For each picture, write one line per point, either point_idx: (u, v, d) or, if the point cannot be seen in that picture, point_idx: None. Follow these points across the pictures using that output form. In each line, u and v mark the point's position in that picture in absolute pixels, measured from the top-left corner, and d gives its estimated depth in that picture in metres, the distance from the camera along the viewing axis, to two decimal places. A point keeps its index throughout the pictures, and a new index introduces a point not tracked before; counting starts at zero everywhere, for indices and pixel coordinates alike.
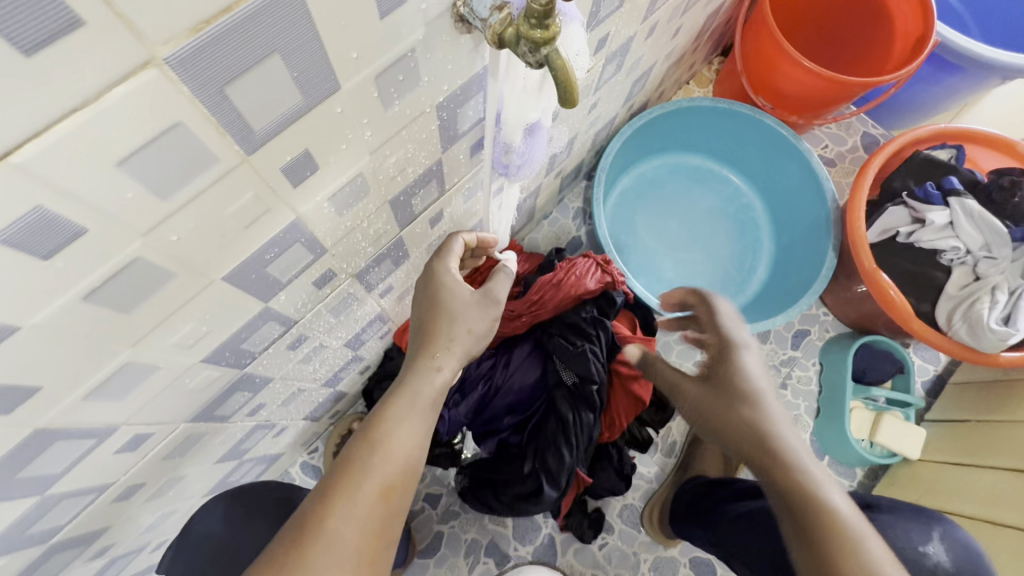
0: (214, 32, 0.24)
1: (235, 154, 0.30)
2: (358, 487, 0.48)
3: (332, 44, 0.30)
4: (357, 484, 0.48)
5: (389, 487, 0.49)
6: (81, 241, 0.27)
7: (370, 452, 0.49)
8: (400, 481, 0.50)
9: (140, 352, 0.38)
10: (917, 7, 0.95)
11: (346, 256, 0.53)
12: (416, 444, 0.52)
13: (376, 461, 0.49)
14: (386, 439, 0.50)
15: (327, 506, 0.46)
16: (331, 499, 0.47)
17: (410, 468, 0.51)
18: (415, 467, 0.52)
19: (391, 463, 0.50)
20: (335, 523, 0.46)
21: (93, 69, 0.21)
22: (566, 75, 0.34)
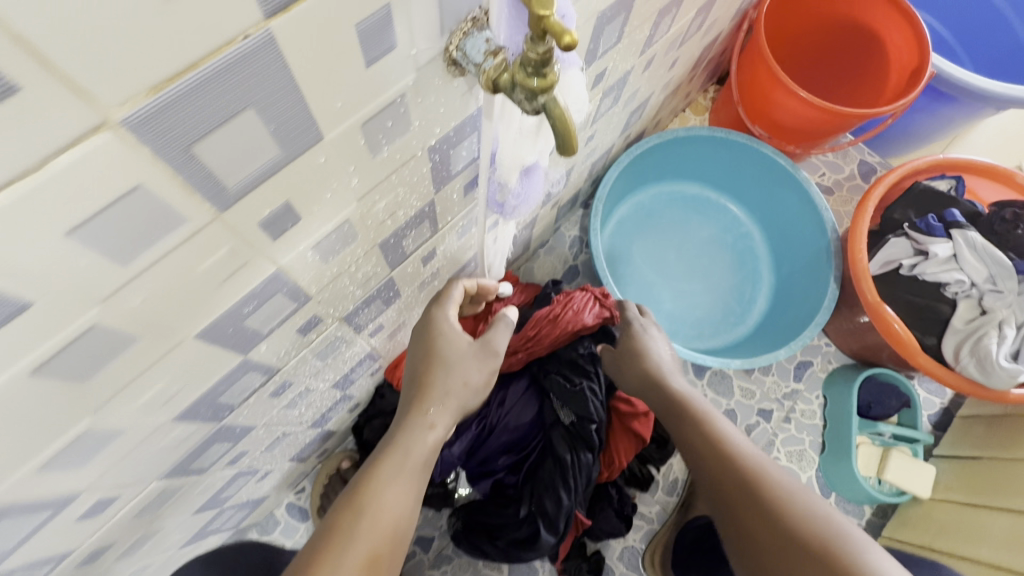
0: (178, 90, 0.22)
1: (206, 212, 0.28)
2: (342, 557, 0.44)
3: (314, 95, 0.28)
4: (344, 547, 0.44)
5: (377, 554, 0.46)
6: (26, 314, 0.24)
7: (355, 516, 0.46)
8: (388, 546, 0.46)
9: (103, 418, 0.35)
10: (912, 39, 0.95)
11: (333, 301, 0.50)
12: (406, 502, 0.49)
13: (364, 526, 0.46)
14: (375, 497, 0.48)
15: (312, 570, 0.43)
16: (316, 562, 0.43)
17: (399, 535, 0.48)
18: (403, 536, 0.48)
19: (380, 529, 0.46)
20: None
21: (32, 136, 0.19)
22: (565, 125, 0.32)
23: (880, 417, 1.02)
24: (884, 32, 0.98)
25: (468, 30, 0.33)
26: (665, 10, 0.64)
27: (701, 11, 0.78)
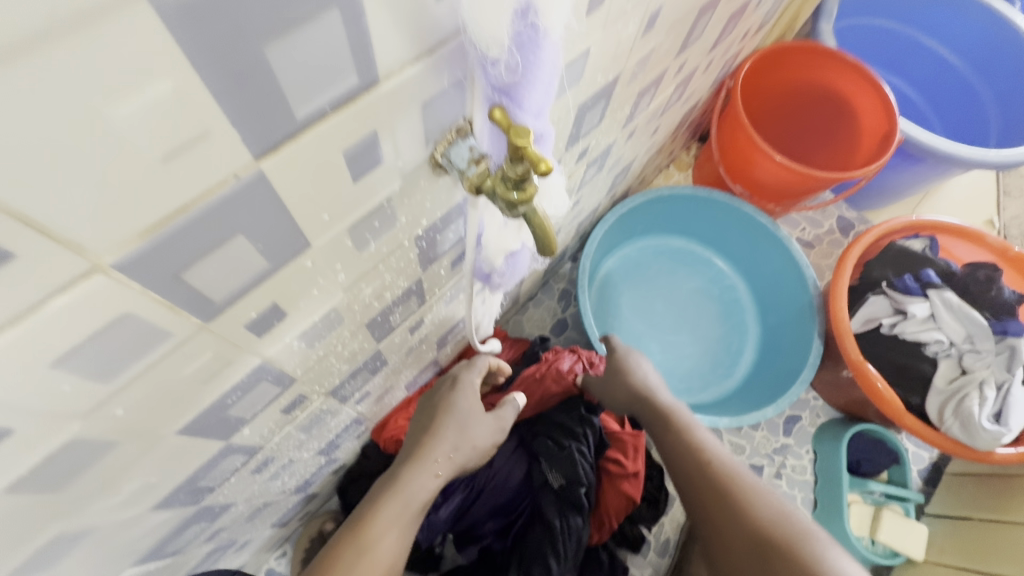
0: (169, 231, 0.23)
1: (192, 325, 0.29)
2: None
3: (302, 213, 0.29)
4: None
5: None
6: (7, 440, 0.24)
7: (355, 553, 0.50)
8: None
9: (78, 519, 0.34)
10: (881, 106, 1.00)
11: (317, 379, 0.50)
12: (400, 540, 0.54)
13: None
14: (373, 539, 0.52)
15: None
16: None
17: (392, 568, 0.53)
18: None
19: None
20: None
21: (23, 290, 0.19)
22: (543, 231, 0.35)
23: (871, 473, 1.01)
24: (855, 98, 1.04)
25: (452, 139, 0.35)
26: (644, 91, 0.68)
27: (680, 85, 0.82)
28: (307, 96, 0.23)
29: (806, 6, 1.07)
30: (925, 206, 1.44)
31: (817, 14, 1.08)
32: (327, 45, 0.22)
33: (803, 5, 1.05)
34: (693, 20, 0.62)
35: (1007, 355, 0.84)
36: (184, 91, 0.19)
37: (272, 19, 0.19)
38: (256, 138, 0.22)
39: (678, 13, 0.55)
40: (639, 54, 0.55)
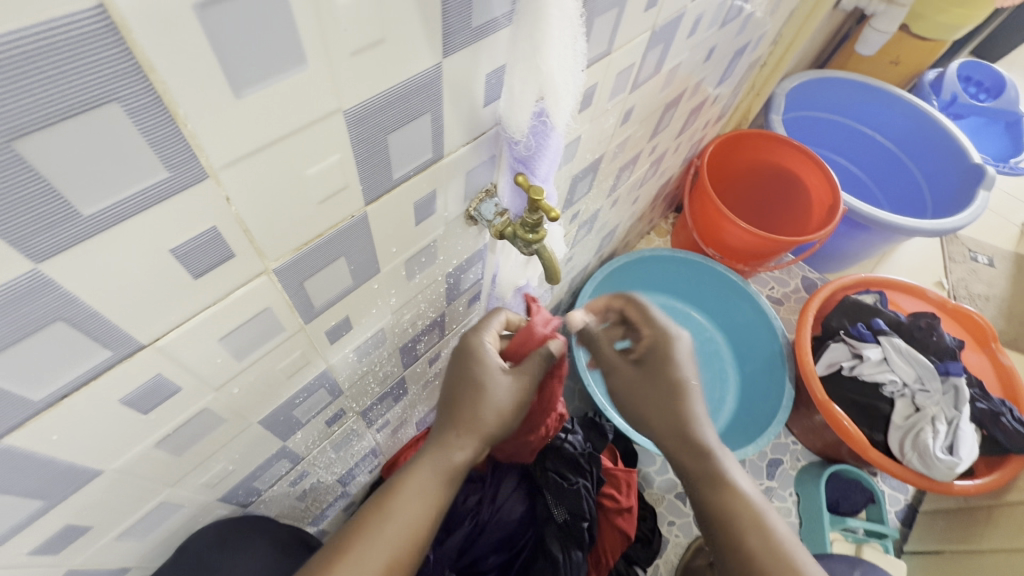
0: (307, 250, 0.34)
1: (296, 324, 0.39)
2: (369, 554, 0.44)
3: (381, 244, 0.40)
4: (362, 557, 0.44)
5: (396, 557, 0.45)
6: (174, 397, 0.33)
7: (378, 519, 0.46)
8: (407, 553, 0.46)
9: (175, 491, 0.42)
10: (826, 182, 1.17)
11: (356, 396, 0.59)
12: (432, 507, 0.48)
13: (386, 529, 0.46)
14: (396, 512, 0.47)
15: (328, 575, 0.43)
16: (333, 567, 0.44)
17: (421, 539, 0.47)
18: (425, 536, 0.48)
19: (402, 532, 0.46)
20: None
21: (229, 280, 0.30)
22: (552, 262, 0.46)
23: (849, 512, 1.07)
24: (805, 175, 1.21)
25: (482, 198, 0.47)
26: (624, 167, 0.83)
27: (654, 163, 0.98)
28: (402, 164, 0.35)
29: (757, 103, 1.28)
30: (881, 268, 1.60)
31: (766, 108, 1.29)
32: (418, 135, 0.34)
33: (752, 102, 1.26)
34: (660, 114, 0.78)
35: (952, 393, 0.97)
36: (343, 159, 0.30)
37: (395, 120, 0.32)
38: (369, 189, 0.34)
39: (647, 109, 0.70)
40: (618, 139, 0.70)
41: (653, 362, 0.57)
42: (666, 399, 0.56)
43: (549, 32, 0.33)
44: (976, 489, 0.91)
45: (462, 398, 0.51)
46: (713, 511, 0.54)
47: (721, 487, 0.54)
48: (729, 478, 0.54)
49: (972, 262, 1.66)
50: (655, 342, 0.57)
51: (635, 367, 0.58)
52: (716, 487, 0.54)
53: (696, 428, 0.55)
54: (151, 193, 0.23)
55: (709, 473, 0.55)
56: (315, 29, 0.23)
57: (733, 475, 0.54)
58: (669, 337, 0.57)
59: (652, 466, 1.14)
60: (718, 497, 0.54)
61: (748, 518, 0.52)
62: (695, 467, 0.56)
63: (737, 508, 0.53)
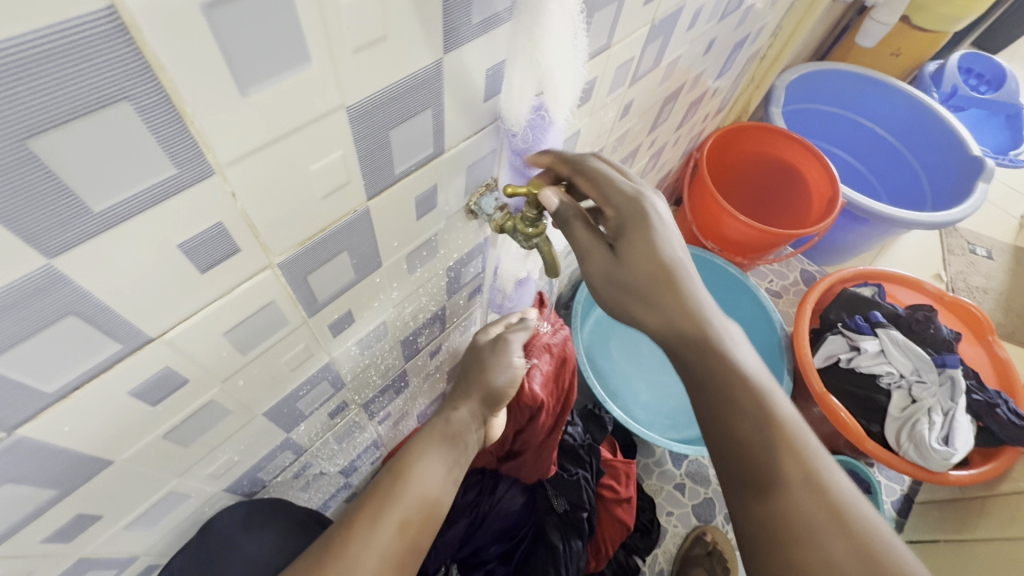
0: (310, 244, 0.34)
1: (300, 317, 0.39)
2: (382, 513, 0.44)
3: (382, 238, 0.41)
4: (379, 513, 0.43)
5: (410, 520, 0.45)
6: (181, 388, 0.34)
7: (392, 482, 0.47)
8: (420, 518, 0.46)
9: (182, 482, 0.43)
10: (825, 175, 1.17)
11: (358, 388, 0.60)
12: (442, 474, 0.50)
13: (398, 489, 0.46)
14: (410, 475, 0.47)
15: (345, 532, 0.42)
16: (350, 523, 0.43)
17: (433, 509, 0.47)
18: (436, 507, 0.48)
19: (414, 494, 0.46)
20: (356, 551, 0.41)
21: (236, 274, 0.31)
22: (552, 256, 0.47)
23: None
24: (804, 167, 1.21)
25: (483, 192, 0.48)
26: (623, 160, 0.83)
27: (654, 156, 0.98)
28: (404, 159, 0.36)
29: (757, 96, 1.28)
30: (880, 261, 1.60)
31: (766, 101, 1.29)
32: (419, 130, 0.35)
33: (752, 94, 1.26)
34: (659, 108, 0.78)
35: (949, 385, 0.98)
36: (346, 155, 0.31)
37: (397, 115, 0.32)
38: (371, 184, 0.35)
39: (646, 103, 0.71)
40: (617, 132, 0.70)
41: (625, 245, 0.42)
42: (659, 294, 0.41)
43: (548, 28, 0.34)
44: (971, 479, 0.92)
45: (465, 376, 0.61)
46: (765, 518, 0.38)
47: (783, 484, 0.38)
48: (783, 458, 0.38)
49: (971, 255, 1.66)
50: (622, 218, 0.42)
51: (610, 251, 0.42)
52: (769, 486, 0.38)
53: (741, 389, 0.40)
54: (159, 188, 0.23)
55: (753, 465, 0.39)
56: (319, 26, 0.24)
57: (796, 453, 0.39)
58: (635, 199, 0.42)
59: (651, 458, 1.16)
60: (766, 498, 0.38)
61: (815, 512, 0.37)
62: (742, 454, 0.40)
63: (794, 507, 0.37)
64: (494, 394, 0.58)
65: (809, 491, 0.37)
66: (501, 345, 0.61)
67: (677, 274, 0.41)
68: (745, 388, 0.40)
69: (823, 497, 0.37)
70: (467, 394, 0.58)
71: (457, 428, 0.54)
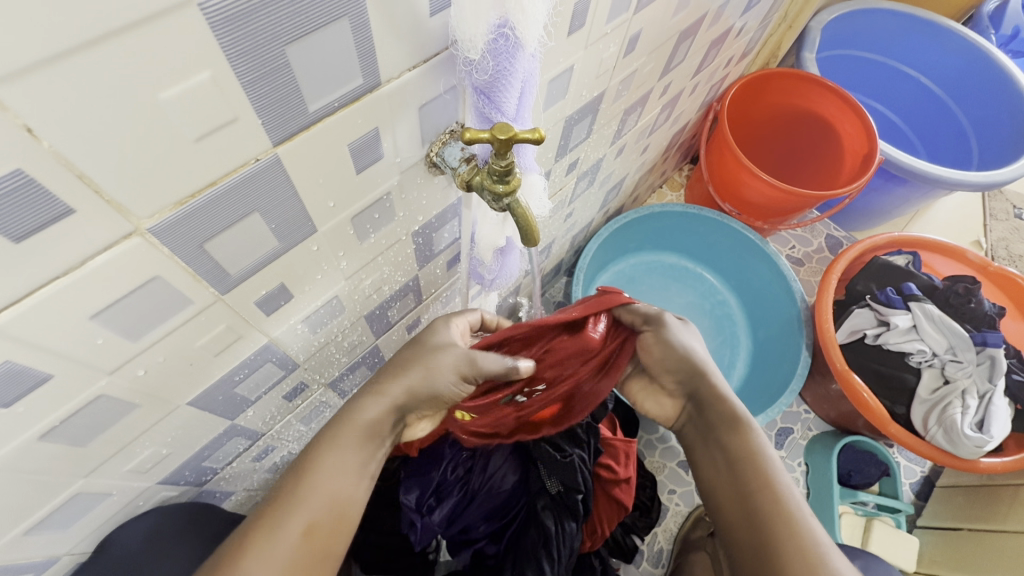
0: (197, 203, 0.26)
1: (210, 295, 0.32)
2: (279, 526, 0.37)
3: (310, 199, 0.33)
4: (279, 524, 0.37)
5: (317, 524, 0.38)
6: (46, 385, 0.27)
7: (295, 484, 0.39)
8: (332, 522, 0.39)
9: (93, 481, 0.37)
10: (861, 129, 1.04)
11: (318, 367, 0.53)
12: (357, 474, 0.41)
13: (300, 494, 0.38)
14: (315, 478, 0.39)
15: (245, 546, 0.36)
16: (251, 537, 0.36)
17: (348, 509, 0.40)
18: (352, 504, 0.41)
19: (317, 500, 0.39)
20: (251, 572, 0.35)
21: (81, 243, 0.23)
22: (526, 220, 0.39)
23: (862, 485, 1.02)
24: (837, 120, 1.09)
25: (446, 140, 0.39)
26: (630, 109, 0.73)
27: (667, 106, 0.87)
28: (319, 91, 0.27)
29: (789, 37, 1.14)
30: (913, 226, 1.47)
31: (799, 44, 1.14)
32: (336, 50, 0.26)
33: (784, 35, 1.11)
34: (673, 46, 0.67)
35: (988, 364, 0.88)
36: (220, 80, 0.23)
37: (294, 24, 0.23)
38: (275, 124, 0.27)
39: (656, 38, 0.60)
40: (621, 74, 0.60)
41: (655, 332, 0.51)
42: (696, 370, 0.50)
43: None
44: (1003, 468, 0.84)
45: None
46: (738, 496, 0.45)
47: (746, 469, 0.45)
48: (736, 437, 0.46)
49: (1016, 220, 1.52)
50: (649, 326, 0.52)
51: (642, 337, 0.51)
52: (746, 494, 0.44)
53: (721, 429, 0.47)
54: None
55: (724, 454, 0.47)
56: None
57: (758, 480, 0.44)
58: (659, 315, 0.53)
59: (655, 434, 1.09)
60: (732, 472, 0.46)
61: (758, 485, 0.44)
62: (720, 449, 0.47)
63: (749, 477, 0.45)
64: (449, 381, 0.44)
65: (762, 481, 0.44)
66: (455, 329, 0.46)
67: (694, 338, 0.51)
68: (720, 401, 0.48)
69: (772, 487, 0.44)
70: (397, 377, 0.43)
71: (375, 422, 0.42)
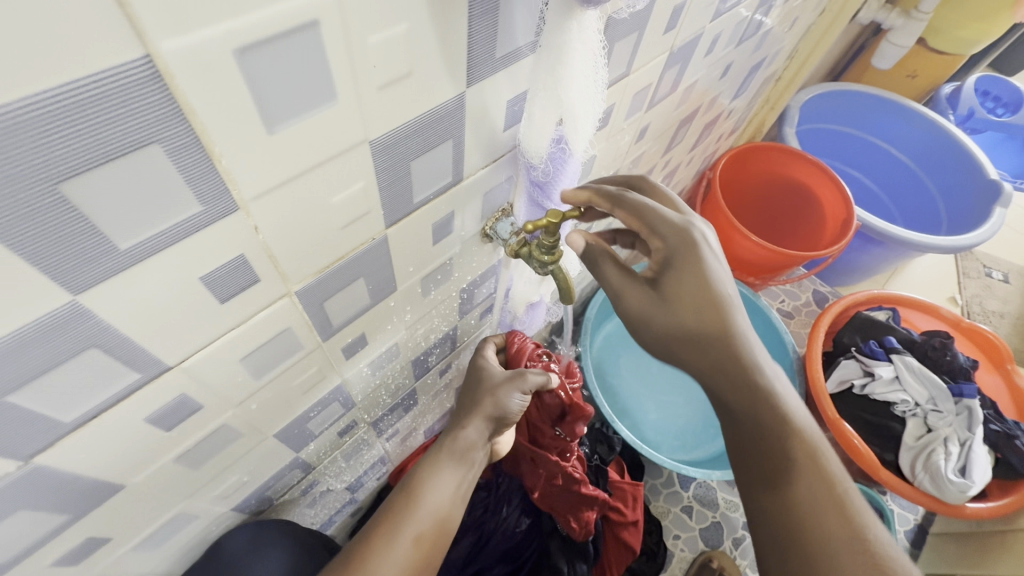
0: (329, 271, 0.34)
1: (315, 342, 0.39)
2: (398, 530, 0.44)
3: (399, 264, 0.41)
4: (397, 527, 0.44)
5: (423, 535, 0.45)
6: (195, 414, 0.34)
7: (405, 503, 0.46)
8: (434, 532, 0.46)
9: (191, 503, 0.42)
10: (839, 197, 1.16)
11: (368, 407, 0.59)
12: (452, 496, 0.49)
13: (410, 507, 0.46)
14: (421, 493, 0.47)
15: (369, 539, 0.43)
16: (371, 534, 0.44)
17: (446, 523, 0.47)
18: (448, 523, 0.48)
19: (425, 514, 0.46)
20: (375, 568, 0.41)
21: (254, 303, 0.31)
22: (566, 283, 0.47)
23: None
24: (817, 188, 1.21)
25: (498, 217, 0.47)
26: None
27: (667, 176, 0.98)
28: (423, 187, 0.36)
29: (771, 116, 1.27)
30: (893, 283, 1.58)
31: (781, 121, 1.28)
32: (440, 159, 0.35)
33: (767, 115, 1.25)
34: (675, 130, 0.78)
35: (966, 415, 0.95)
36: (367, 186, 0.31)
37: (419, 147, 0.32)
38: (391, 213, 0.35)
39: (662, 126, 0.70)
40: (633, 155, 0.70)
41: (669, 279, 0.44)
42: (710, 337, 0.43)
43: (571, 65, 0.33)
44: (988, 513, 0.90)
45: (474, 398, 0.58)
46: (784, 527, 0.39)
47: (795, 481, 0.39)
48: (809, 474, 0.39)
49: (988, 278, 1.64)
50: (673, 250, 0.43)
51: (648, 288, 0.45)
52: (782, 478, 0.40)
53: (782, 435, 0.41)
54: (182, 227, 0.23)
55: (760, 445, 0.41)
56: (347, 68, 0.24)
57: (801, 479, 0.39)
58: (682, 230, 0.44)
59: (659, 479, 1.14)
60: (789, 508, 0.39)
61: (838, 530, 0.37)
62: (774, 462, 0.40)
63: (813, 514, 0.38)
64: (502, 416, 0.56)
65: (840, 517, 0.38)
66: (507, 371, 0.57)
67: (722, 300, 0.42)
68: (793, 431, 0.41)
69: (852, 525, 0.38)
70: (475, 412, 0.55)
71: (464, 447, 0.52)
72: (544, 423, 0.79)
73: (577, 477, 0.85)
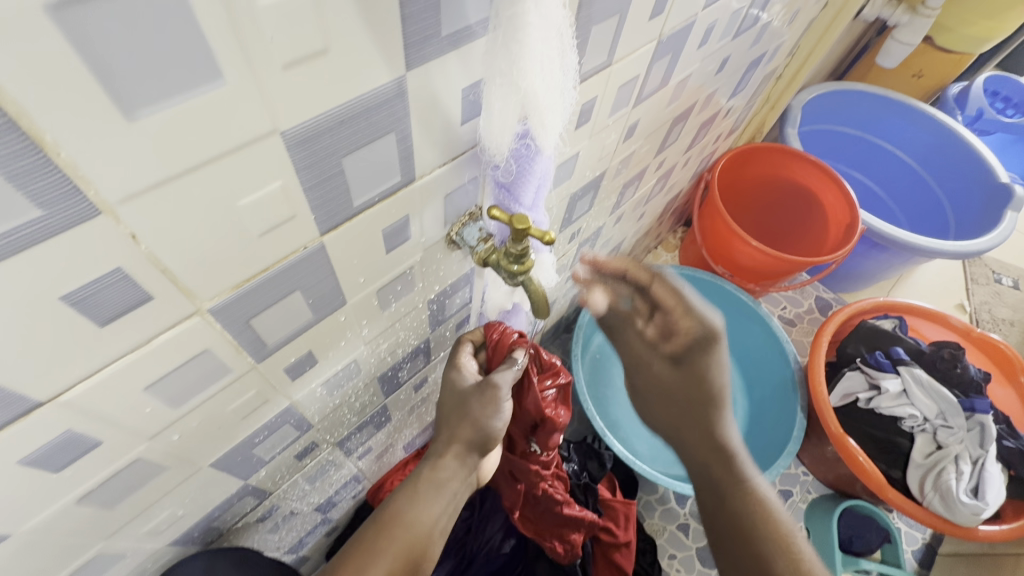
0: (250, 286, 0.29)
1: (246, 364, 0.35)
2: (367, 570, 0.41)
3: (346, 277, 0.37)
4: (365, 568, 0.41)
5: None
6: (94, 451, 0.29)
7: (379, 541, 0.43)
8: (406, 573, 0.43)
9: (111, 543, 0.38)
10: (843, 200, 1.11)
11: (329, 428, 0.55)
12: (426, 536, 0.46)
13: (382, 544, 0.43)
14: (397, 526, 0.45)
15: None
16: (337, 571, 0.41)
17: (420, 563, 0.44)
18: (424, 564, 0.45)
19: (400, 551, 0.43)
20: None
21: (150, 327, 0.26)
22: (538, 295, 0.42)
23: (863, 552, 1.01)
24: (819, 190, 1.16)
25: (465, 222, 0.43)
26: (628, 183, 0.78)
27: (662, 178, 0.93)
28: (364, 190, 0.31)
29: (772, 116, 1.22)
30: (898, 290, 1.53)
31: (782, 121, 1.23)
32: (382, 157, 0.30)
33: (767, 115, 1.20)
34: (667, 128, 0.73)
35: (977, 431, 0.90)
36: (286, 187, 0.26)
37: (351, 142, 0.27)
38: (324, 218, 0.30)
39: (653, 124, 0.65)
40: (621, 155, 0.65)
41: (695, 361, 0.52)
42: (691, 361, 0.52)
43: (529, 44, 0.28)
44: (1002, 536, 0.85)
45: (445, 420, 0.53)
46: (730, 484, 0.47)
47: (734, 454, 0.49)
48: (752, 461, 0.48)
49: (996, 284, 1.58)
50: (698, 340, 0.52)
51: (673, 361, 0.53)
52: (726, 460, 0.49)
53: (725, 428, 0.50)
54: (18, 235, 0.18)
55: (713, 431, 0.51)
56: (231, 38, 0.19)
57: None
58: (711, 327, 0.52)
59: (653, 495, 1.08)
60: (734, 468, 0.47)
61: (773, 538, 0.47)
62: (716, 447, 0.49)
63: None
64: (481, 439, 0.51)
65: None
66: (487, 389, 0.52)
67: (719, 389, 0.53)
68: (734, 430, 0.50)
69: None
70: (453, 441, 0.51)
71: (445, 478, 0.50)
72: (520, 435, 0.73)
73: (561, 498, 0.80)
